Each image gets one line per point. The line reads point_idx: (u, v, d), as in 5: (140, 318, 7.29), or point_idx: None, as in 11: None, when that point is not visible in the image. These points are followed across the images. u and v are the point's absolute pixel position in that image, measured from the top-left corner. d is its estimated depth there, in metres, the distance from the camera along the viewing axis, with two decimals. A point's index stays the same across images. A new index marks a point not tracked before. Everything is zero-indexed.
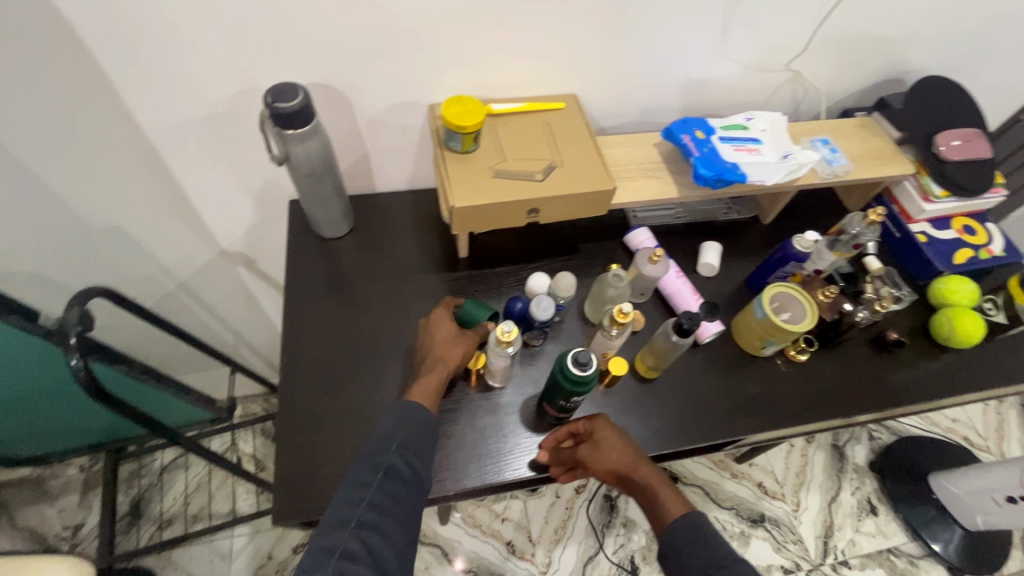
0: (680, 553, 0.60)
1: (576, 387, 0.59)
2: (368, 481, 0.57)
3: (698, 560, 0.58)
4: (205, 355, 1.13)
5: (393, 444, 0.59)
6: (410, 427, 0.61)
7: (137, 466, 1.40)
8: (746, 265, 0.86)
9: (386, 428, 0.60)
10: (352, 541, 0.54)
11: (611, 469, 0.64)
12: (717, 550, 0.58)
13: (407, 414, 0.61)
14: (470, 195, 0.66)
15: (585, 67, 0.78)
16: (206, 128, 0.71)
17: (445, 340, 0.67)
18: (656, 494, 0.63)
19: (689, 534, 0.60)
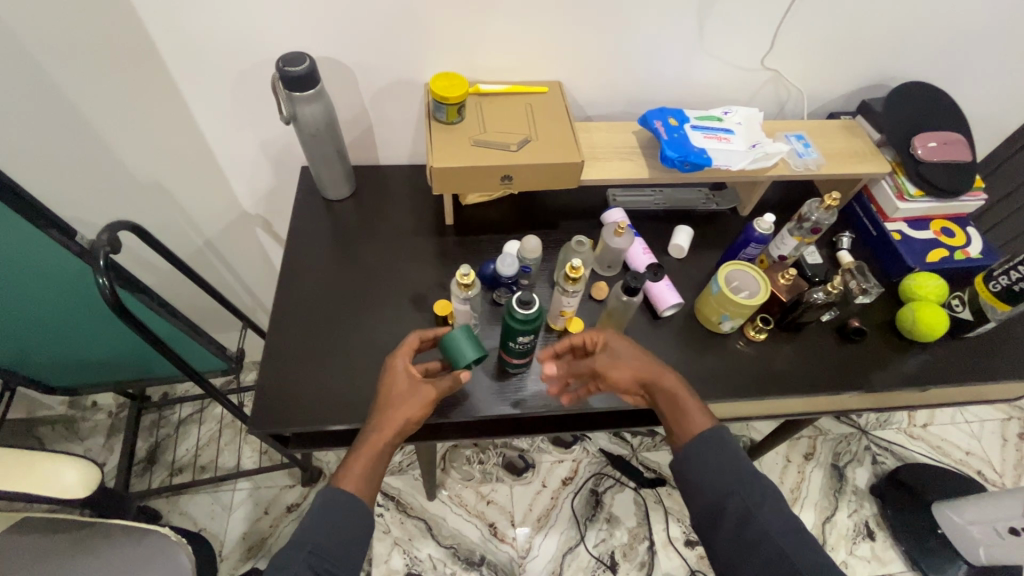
0: (703, 477, 0.60)
1: (523, 325, 0.66)
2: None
3: (723, 481, 0.58)
4: (223, 312, 1.24)
5: (303, 551, 0.56)
6: (325, 529, 0.57)
7: (158, 417, 1.53)
8: (717, 251, 0.90)
9: (300, 530, 0.57)
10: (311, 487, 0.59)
11: (627, 375, 0.67)
12: (741, 467, 0.59)
13: (331, 501, 0.59)
14: (449, 159, 0.75)
15: (571, 58, 0.85)
16: (231, 94, 0.81)
17: (400, 401, 0.65)
18: (676, 402, 0.64)
19: (716, 449, 0.60)
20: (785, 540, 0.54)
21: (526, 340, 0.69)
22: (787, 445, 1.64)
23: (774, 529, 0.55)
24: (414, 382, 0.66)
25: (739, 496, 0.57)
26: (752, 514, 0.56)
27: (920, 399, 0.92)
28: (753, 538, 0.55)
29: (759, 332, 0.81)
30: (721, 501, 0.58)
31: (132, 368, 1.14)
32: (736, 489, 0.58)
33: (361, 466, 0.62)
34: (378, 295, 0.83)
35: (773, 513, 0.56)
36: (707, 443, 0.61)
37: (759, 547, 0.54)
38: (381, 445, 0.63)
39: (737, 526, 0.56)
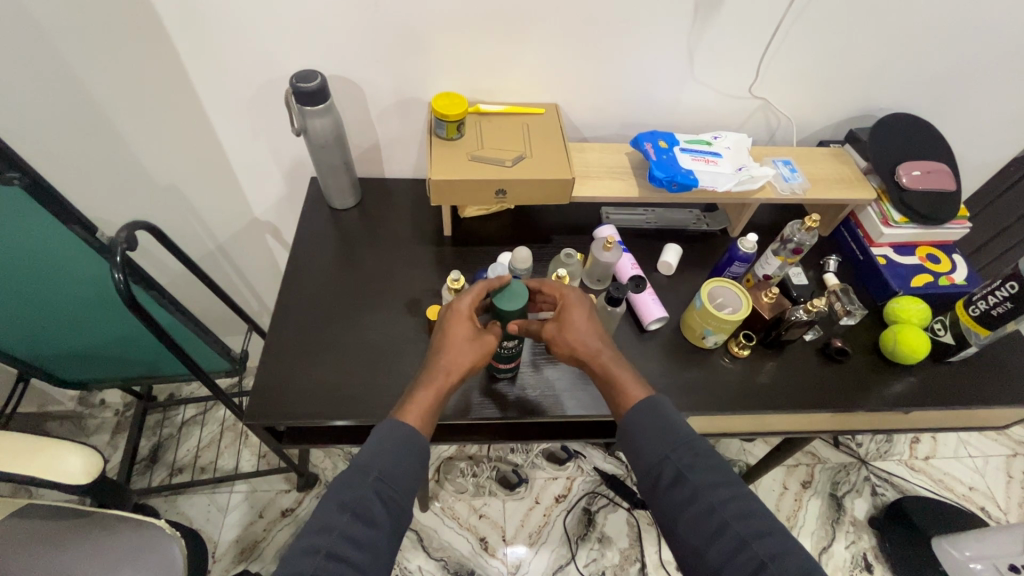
0: (639, 442, 0.62)
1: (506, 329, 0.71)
2: (334, 524, 0.54)
3: (654, 445, 0.60)
4: (231, 315, 1.29)
5: (372, 472, 0.58)
6: (393, 454, 0.59)
7: (162, 417, 1.57)
8: (705, 269, 0.93)
9: (368, 455, 0.59)
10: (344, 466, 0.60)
11: (574, 348, 0.69)
12: (673, 433, 0.60)
13: (396, 430, 0.61)
14: (446, 172, 0.79)
15: (567, 83, 0.90)
16: (248, 106, 0.87)
17: (465, 345, 0.68)
18: (616, 380, 0.66)
19: (649, 421, 0.62)
20: (713, 494, 0.56)
21: (511, 345, 0.73)
22: (785, 472, 1.63)
23: (704, 486, 0.57)
24: (474, 329, 0.69)
25: (669, 458, 0.59)
26: (682, 472, 0.58)
27: (906, 423, 0.93)
28: (683, 494, 0.57)
29: (743, 348, 0.83)
30: (655, 462, 0.60)
31: (141, 365, 1.18)
32: (666, 451, 0.59)
33: (426, 402, 0.65)
34: (376, 299, 0.87)
35: (705, 471, 0.57)
36: (639, 417, 0.62)
37: (689, 501, 0.56)
38: (444, 386, 0.66)
39: (670, 485, 0.58)
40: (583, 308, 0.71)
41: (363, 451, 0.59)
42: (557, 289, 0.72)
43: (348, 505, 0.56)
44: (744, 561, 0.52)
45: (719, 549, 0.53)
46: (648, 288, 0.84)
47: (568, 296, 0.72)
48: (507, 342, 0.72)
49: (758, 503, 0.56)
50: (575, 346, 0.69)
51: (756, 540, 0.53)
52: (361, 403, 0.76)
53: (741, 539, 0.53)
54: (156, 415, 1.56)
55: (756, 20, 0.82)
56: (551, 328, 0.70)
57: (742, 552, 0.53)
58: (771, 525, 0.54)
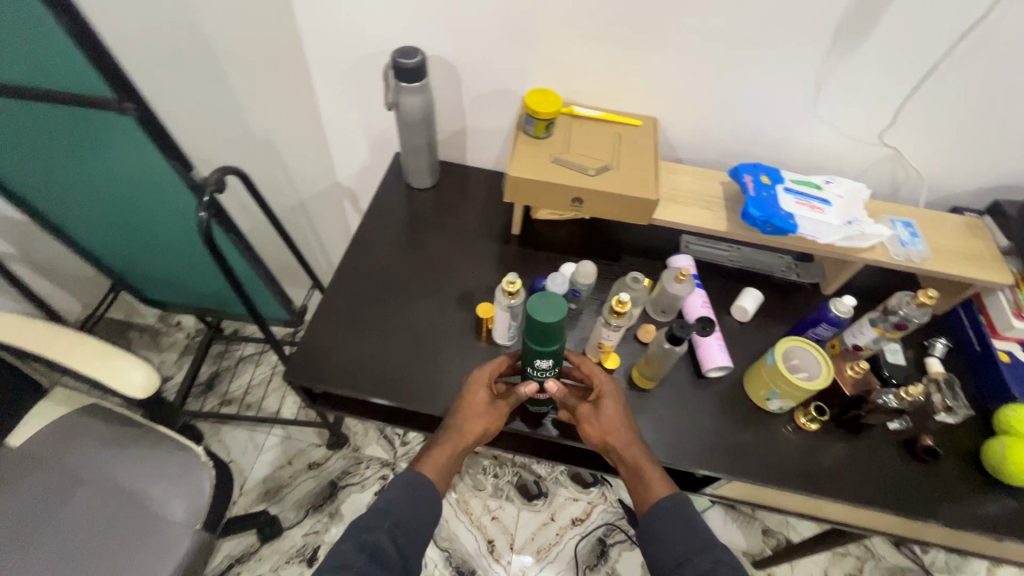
0: (659, 543, 0.60)
1: (544, 344, 0.63)
2: (352, 565, 0.58)
3: (676, 545, 0.59)
4: (300, 270, 1.35)
5: (388, 519, 0.63)
6: (409, 499, 0.65)
7: (224, 349, 1.68)
8: (784, 323, 0.84)
9: (387, 501, 0.64)
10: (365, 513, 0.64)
11: (601, 431, 0.68)
12: (696, 536, 0.59)
13: (410, 479, 0.67)
14: (525, 170, 0.76)
15: (672, 98, 0.83)
16: (349, 74, 0.89)
17: (478, 412, 0.71)
18: (642, 472, 0.65)
19: (673, 520, 0.61)
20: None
21: (545, 366, 0.67)
22: (829, 558, 1.47)
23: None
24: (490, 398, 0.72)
25: (690, 560, 0.58)
26: None
27: (993, 551, 0.79)
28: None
29: (810, 421, 0.74)
30: (674, 564, 0.59)
31: (214, 300, 1.27)
32: (687, 552, 0.58)
33: (438, 463, 0.69)
34: (432, 284, 0.86)
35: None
36: (660, 514, 0.61)
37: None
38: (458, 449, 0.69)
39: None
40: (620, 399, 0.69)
41: (382, 499, 0.65)
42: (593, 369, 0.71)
43: (364, 546, 0.61)
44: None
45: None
46: (715, 332, 0.77)
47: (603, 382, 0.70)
48: (541, 360, 0.66)
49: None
50: (604, 429, 0.68)
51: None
52: (395, 384, 0.75)
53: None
54: (219, 346, 1.67)
55: (907, 57, 0.71)
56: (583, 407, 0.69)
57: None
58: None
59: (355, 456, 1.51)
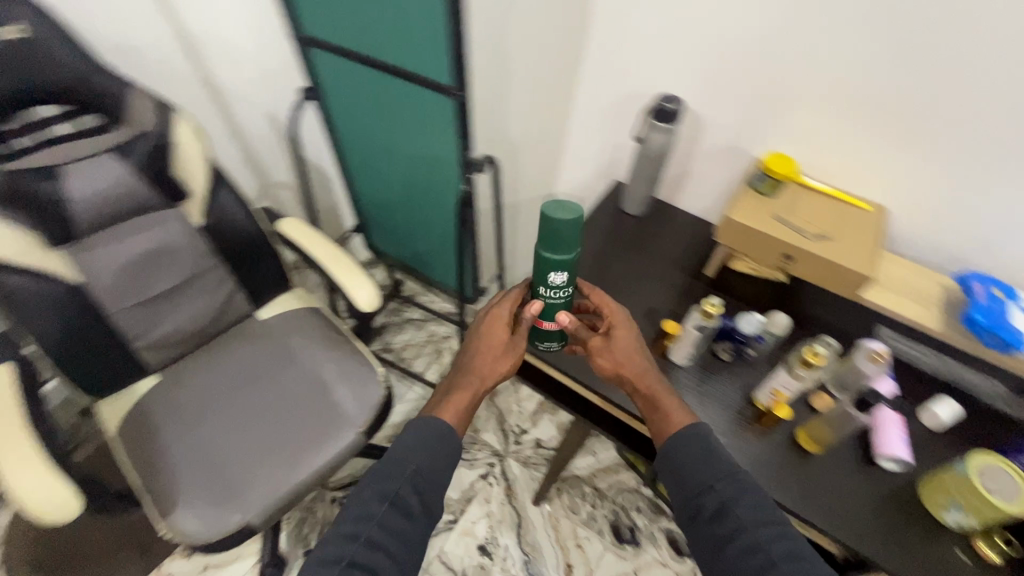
0: (682, 468, 0.67)
1: (547, 253, 0.76)
2: (372, 514, 0.65)
3: (700, 473, 0.65)
4: (490, 259, 1.55)
5: (412, 464, 0.70)
6: (426, 451, 0.72)
7: (397, 308, 1.95)
8: (979, 443, 0.79)
9: (404, 456, 0.70)
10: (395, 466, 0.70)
11: (614, 363, 0.79)
12: (721, 461, 0.66)
13: (430, 428, 0.74)
14: (745, 217, 0.85)
15: (904, 189, 0.89)
16: (609, 107, 1.09)
17: (495, 347, 0.83)
18: (665, 408, 0.73)
19: (690, 445, 0.68)
20: (762, 538, 0.59)
21: (557, 283, 0.79)
22: None
23: (750, 523, 0.60)
24: (506, 334, 0.83)
25: (713, 488, 0.63)
26: (727, 505, 0.62)
27: None
28: (727, 527, 0.61)
29: (995, 552, 0.69)
30: (696, 490, 0.64)
31: (416, 263, 1.50)
32: (710, 479, 0.64)
33: (462, 408, 0.78)
34: (622, 294, 0.96)
35: (752, 505, 0.61)
36: (683, 441, 0.68)
37: (734, 539, 0.59)
38: (471, 395, 0.79)
39: (711, 515, 0.62)
40: (631, 334, 0.80)
41: (402, 449, 0.71)
42: (602, 302, 0.83)
43: (386, 496, 0.67)
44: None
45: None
46: (898, 422, 0.77)
47: (620, 319, 0.81)
48: (552, 277, 0.78)
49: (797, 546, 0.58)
50: (617, 362, 0.78)
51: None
52: None
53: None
54: (395, 304, 1.96)
55: None
56: (596, 341, 0.80)
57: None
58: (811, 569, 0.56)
59: (473, 435, 1.65)
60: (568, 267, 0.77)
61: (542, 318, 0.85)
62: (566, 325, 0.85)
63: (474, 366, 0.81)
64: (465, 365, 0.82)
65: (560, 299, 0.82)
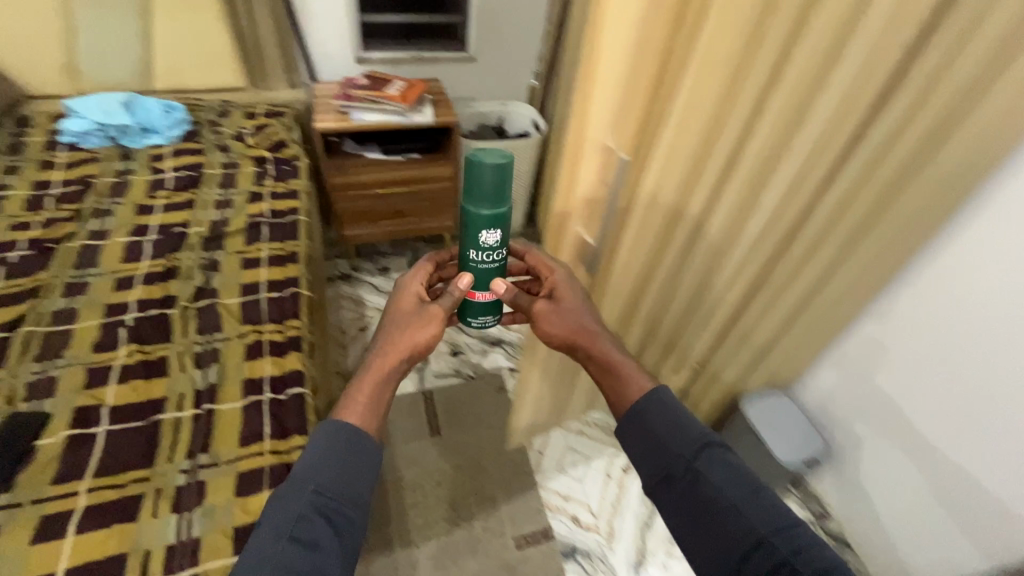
0: (653, 438, 0.79)
1: (476, 212, 0.85)
2: (282, 541, 0.66)
3: (661, 427, 0.79)
4: None
5: (310, 485, 0.70)
6: (335, 473, 0.72)
7: None
8: None
9: (303, 474, 0.71)
10: (310, 501, 0.69)
11: (561, 333, 0.93)
12: (682, 429, 0.78)
13: (344, 435, 0.75)
14: None
15: None
16: None
17: (405, 318, 0.90)
18: (608, 363, 0.90)
19: (659, 425, 0.79)
20: (698, 487, 0.74)
21: (489, 242, 0.89)
22: None
23: (732, 490, 0.72)
24: (415, 296, 0.94)
25: (693, 458, 0.75)
26: (699, 474, 0.74)
27: None
28: (704, 486, 0.73)
29: None
30: (679, 460, 0.76)
31: None
32: (689, 453, 0.76)
33: (364, 390, 0.83)
34: None
35: (729, 469, 0.74)
36: (649, 410, 0.81)
37: (697, 497, 0.73)
38: (385, 366, 0.86)
39: (684, 484, 0.75)
40: (576, 288, 0.96)
41: (303, 468, 0.72)
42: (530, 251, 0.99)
43: (291, 525, 0.67)
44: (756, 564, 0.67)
45: (752, 561, 0.68)
46: None
47: (557, 278, 0.96)
48: (483, 236, 0.88)
49: (781, 517, 0.70)
50: (567, 336, 0.93)
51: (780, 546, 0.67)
52: None
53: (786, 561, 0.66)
54: None
55: None
56: (540, 306, 0.94)
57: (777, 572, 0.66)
58: (788, 527, 0.69)
59: None
60: (504, 228, 0.88)
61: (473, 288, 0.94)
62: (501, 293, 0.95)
63: (383, 350, 0.87)
64: (379, 345, 0.88)
65: (487, 263, 0.92)
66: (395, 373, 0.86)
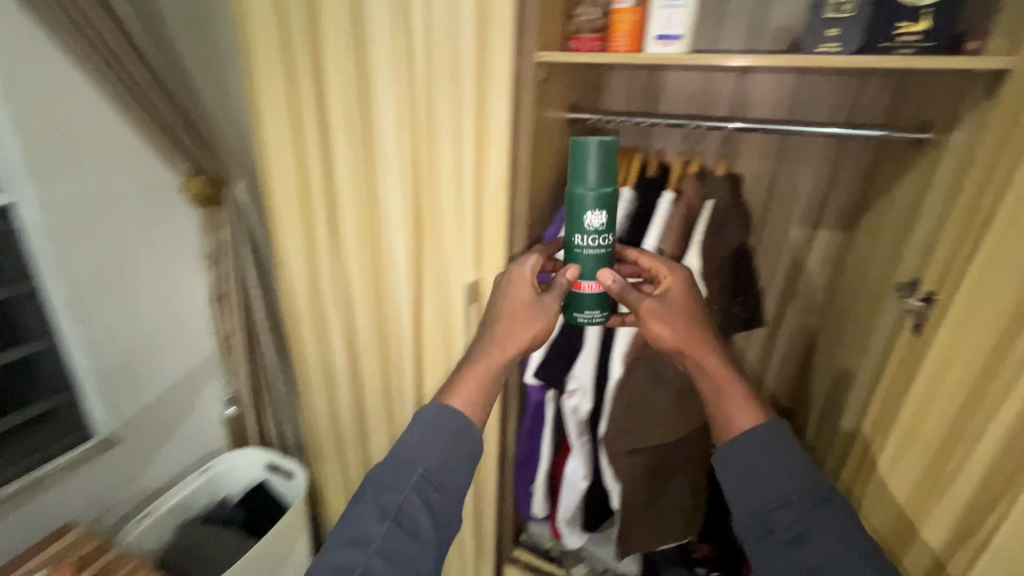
0: (756, 478, 0.75)
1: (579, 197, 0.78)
2: (375, 536, 0.71)
3: (766, 470, 0.75)
4: None
5: (420, 467, 0.76)
6: (434, 464, 0.77)
7: None
8: None
9: (404, 453, 0.77)
10: (410, 492, 0.74)
11: (672, 339, 0.81)
12: (794, 474, 0.74)
13: (440, 440, 0.79)
14: None
15: None
16: None
17: (513, 307, 0.87)
18: (722, 386, 0.81)
19: (750, 456, 0.76)
20: (823, 527, 0.70)
21: (594, 227, 0.80)
22: None
23: (842, 561, 0.67)
24: (533, 294, 0.87)
25: (790, 498, 0.72)
26: (806, 529, 0.70)
27: None
28: (812, 557, 0.68)
29: None
30: (775, 505, 0.73)
31: None
32: (789, 493, 0.73)
33: (471, 374, 0.85)
34: None
35: (835, 531, 0.69)
36: (754, 447, 0.76)
37: (800, 562, 0.69)
38: (494, 356, 0.86)
39: (790, 541, 0.70)
40: (692, 290, 0.84)
41: (404, 449, 0.78)
42: (667, 269, 0.84)
43: (388, 517, 0.72)
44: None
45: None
46: None
47: (670, 281, 0.84)
48: (587, 217, 0.80)
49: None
50: (686, 355, 0.81)
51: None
52: None
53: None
54: None
55: None
56: (651, 304, 0.82)
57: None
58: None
59: None
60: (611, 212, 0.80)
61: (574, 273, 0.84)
62: (611, 287, 0.83)
63: (495, 333, 0.87)
64: (492, 319, 0.88)
65: (597, 249, 0.82)
66: (510, 358, 0.86)
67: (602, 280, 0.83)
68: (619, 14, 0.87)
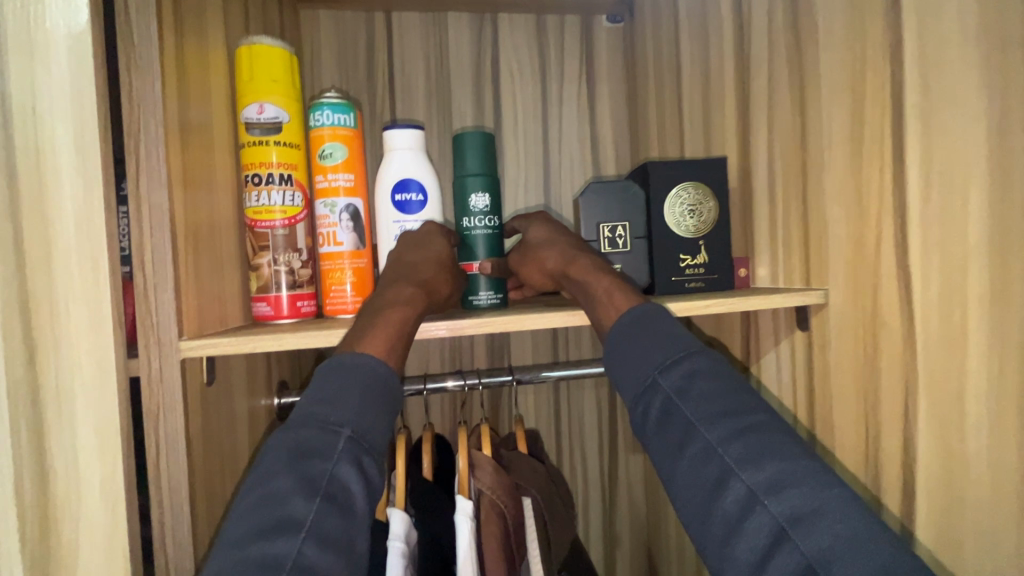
0: (622, 367, 0.46)
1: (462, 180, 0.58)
2: (298, 519, 0.35)
3: (648, 355, 0.45)
4: None
5: (347, 425, 0.40)
6: (359, 404, 0.41)
7: None
8: None
9: (316, 408, 0.40)
10: (345, 457, 0.39)
11: (539, 268, 0.57)
12: (660, 342, 0.45)
13: (371, 382, 0.43)
14: None
15: None
16: None
17: (429, 258, 0.54)
18: (591, 288, 0.52)
19: (629, 334, 0.47)
20: (695, 412, 0.41)
21: (479, 209, 0.58)
22: None
23: (719, 433, 0.40)
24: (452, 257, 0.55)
25: (655, 373, 0.44)
26: (671, 402, 0.42)
27: None
28: (675, 433, 0.41)
29: None
30: (639, 390, 0.45)
31: None
32: (650, 373, 0.44)
33: (387, 333, 0.46)
34: None
35: (711, 388, 0.42)
36: (622, 326, 0.47)
37: (668, 445, 0.42)
38: (416, 300, 0.49)
39: (657, 430, 0.43)
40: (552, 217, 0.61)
41: (315, 405, 0.41)
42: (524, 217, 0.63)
43: (313, 492, 0.37)
44: (740, 553, 0.36)
45: (725, 503, 0.37)
46: None
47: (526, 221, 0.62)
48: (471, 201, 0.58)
49: (781, 450, 0.38)
50: (546, 265, 0.56)
51: (772, 496, 0.36)
52: None
53: (752, 493, 0.37)
54: None
55: None
56: (514, 255, 0.60)
57: (781, 546, 0.34)
58: (810, 490, 0.35)
59: None
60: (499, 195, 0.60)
61: (462, 261, 0.58)
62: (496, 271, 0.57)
63: (401, 295, 0.49)
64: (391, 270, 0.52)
65: (485, 231, 0.59)
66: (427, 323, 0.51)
67: (479, 267, 0.57)
68: (338, 256, 0.56)
